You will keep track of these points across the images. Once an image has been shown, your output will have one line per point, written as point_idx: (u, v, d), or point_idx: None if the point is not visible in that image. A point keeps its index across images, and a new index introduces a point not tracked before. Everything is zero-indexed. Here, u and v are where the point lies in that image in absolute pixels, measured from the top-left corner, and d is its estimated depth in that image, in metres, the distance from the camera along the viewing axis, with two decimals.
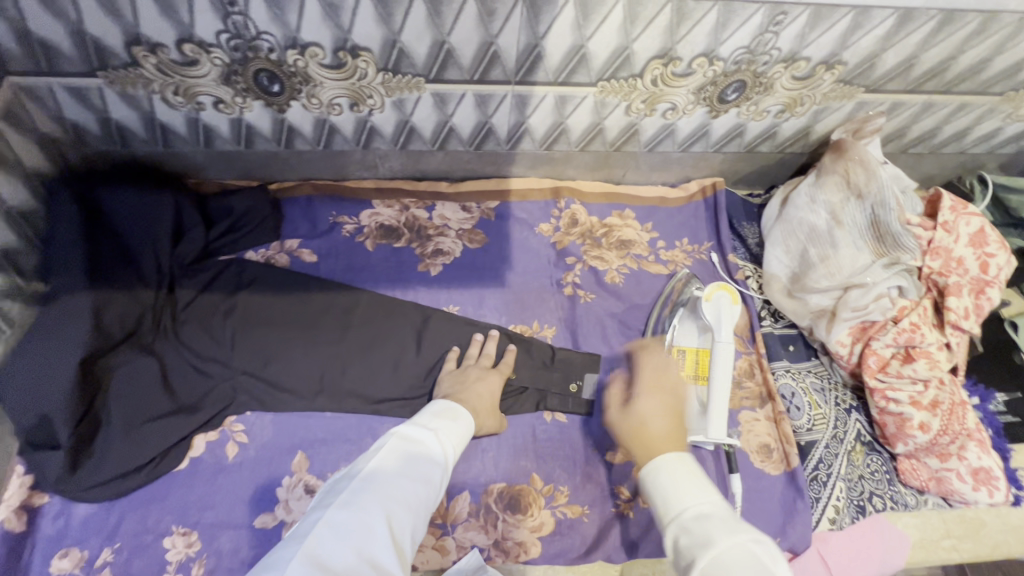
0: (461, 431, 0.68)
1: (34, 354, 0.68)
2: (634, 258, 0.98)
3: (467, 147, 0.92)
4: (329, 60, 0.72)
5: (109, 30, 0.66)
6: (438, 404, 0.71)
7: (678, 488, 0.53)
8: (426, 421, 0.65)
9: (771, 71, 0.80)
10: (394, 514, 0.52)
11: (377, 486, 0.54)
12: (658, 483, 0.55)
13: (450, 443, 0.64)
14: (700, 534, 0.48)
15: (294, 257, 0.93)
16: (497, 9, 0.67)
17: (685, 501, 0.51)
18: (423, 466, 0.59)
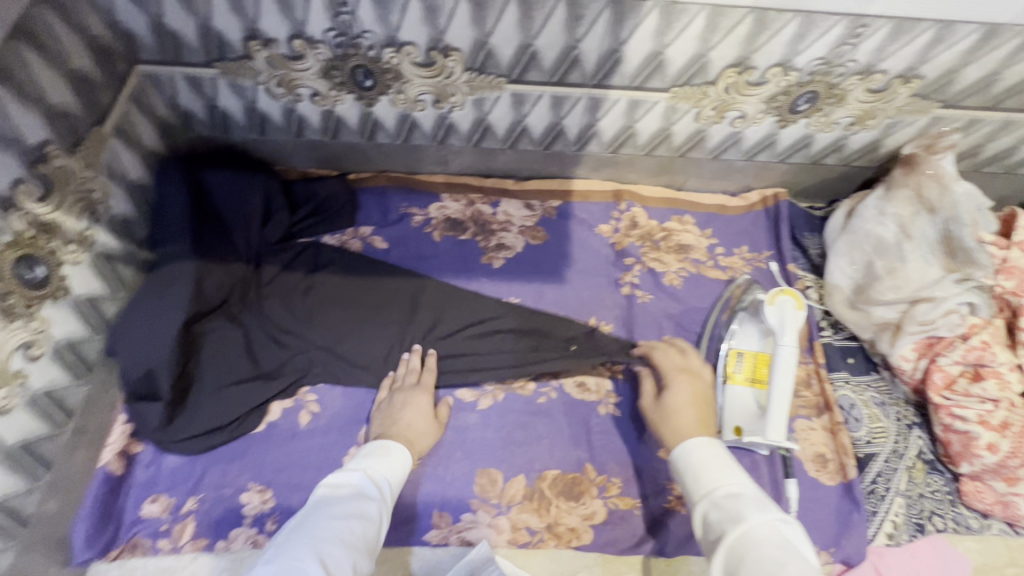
0: (394, 462, 0.71)
1: (143, 313, 0.75)
2: (692, 262, 1.00)
3: (536, 146, 0.96)
4: (421, 59, 0.78)
5: (232, 25, 0.73)
6: (369, 444, 0.74)
7: (707, 472, 0.63)
8: (353, 467, 0.69)
9: (845, 83, 0.81)
10: (323, 551, 0.55)
11: (303, 535, 0.57)
12: (688, 466, 0.65)
13: (380, 476, 0.68)
14: (729, 510, 0.57)
15: (366, 243, 0.99)
16: (584, 14, 0.71)
17: (711, 483, 0.61)
18: (350, 504, 0.63)
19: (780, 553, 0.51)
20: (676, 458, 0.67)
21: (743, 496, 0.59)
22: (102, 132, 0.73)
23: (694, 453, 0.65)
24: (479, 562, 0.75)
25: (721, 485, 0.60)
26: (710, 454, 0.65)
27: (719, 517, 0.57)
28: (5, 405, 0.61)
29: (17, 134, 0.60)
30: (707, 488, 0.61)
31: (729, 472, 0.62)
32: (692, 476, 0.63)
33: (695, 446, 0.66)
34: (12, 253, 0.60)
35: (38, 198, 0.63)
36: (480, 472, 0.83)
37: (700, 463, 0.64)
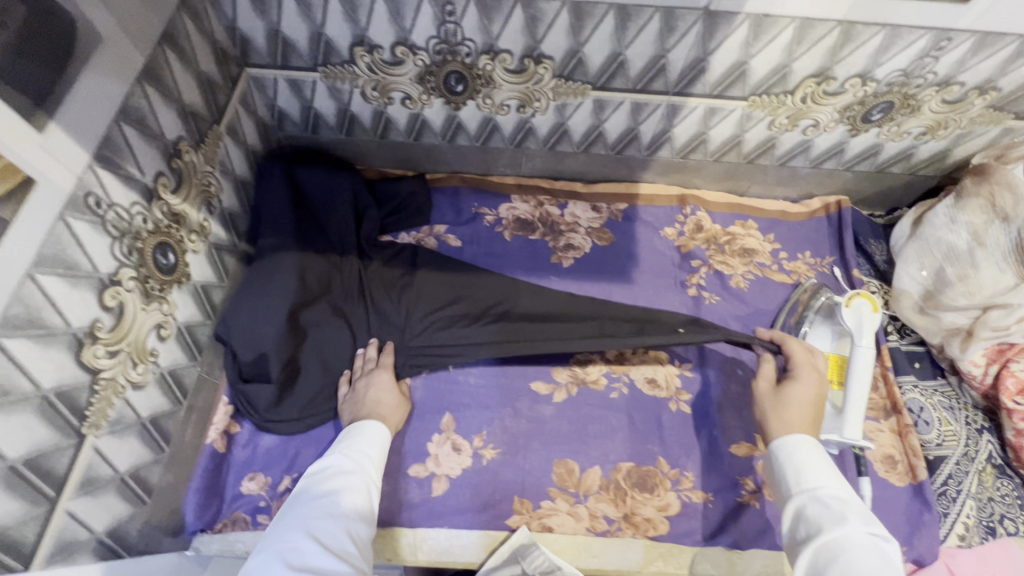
0: (371, 437, 0.75)
1: (254, 300, 0.79)
2: (758, 266, 1.02)
3: (609, 151, 1.00)
4: (514, 66, 0.82)
5: (342, 32, 0.77)
6: (345, 429, 0.77)
7: (809, 471, 0.66)
8: (331, 450, 0.72)
9: (922, 94, 0.84)
10: (312, 527, 0.60)
11: (291, 520, 0.61)
12: (794, 458, 0.69)
13: (358, 451, 0.72)
14: (832, 511, 0.61)
15: (441, 241, 1.03)
16: (677, 26, 0.74)
17: (813, 481, 0.65)
18: (332, 483, 0.67)
19: (879, 565, 0.55)
20: (774, 449, 0.71)
21: (845, 500, 0.62)
22: (218, 130, 0.78)
23: (796, 450, 0.69)
24: (524, 546, 0.79)
25: (823, 484, 0.64)
26: (814, 454, 0.68)
27: (819, 514, 0.62)
28: (141, 381, 0.65)
29: (160, 131, 0.65)
30: (810, 485, 0.65)
31: (831, 474, 0.66)
32: (794, 470, 0.67)
33: (799, 442, 0.69)
34: (152, 240, 0.65)
35: (172, 190, 0.68)
36: (557, 462, 0.86)
37: (804, 461, 0.68)
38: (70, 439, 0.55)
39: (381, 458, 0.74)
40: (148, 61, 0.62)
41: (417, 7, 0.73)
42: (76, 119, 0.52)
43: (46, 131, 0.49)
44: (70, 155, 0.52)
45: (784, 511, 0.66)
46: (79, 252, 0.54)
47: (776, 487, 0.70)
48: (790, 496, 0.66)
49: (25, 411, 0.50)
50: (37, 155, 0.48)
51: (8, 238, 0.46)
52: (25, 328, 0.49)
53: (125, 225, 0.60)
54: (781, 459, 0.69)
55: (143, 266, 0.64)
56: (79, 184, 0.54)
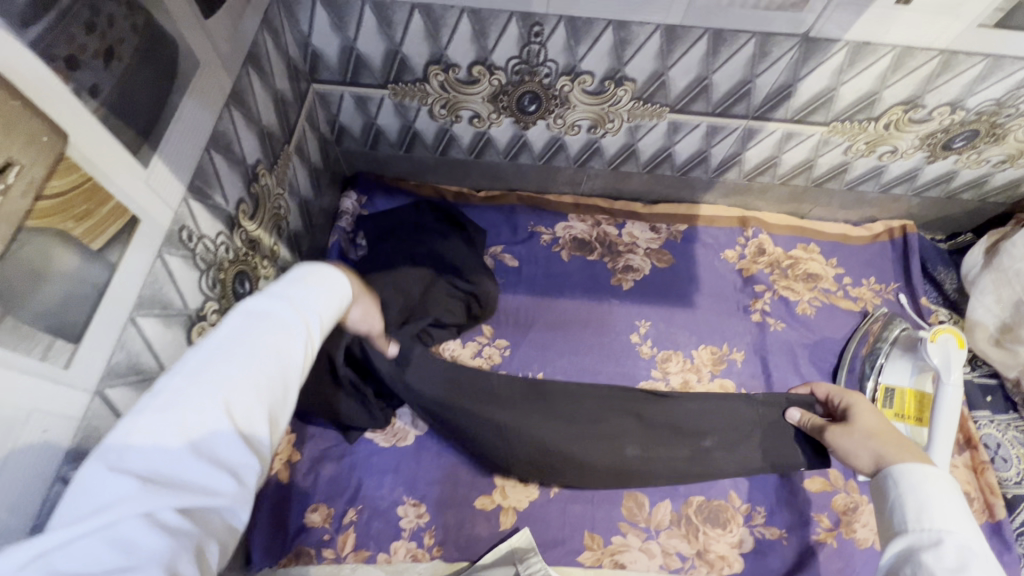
0: (338, 292, 0.49)
1: None
2: (823, 292, 0.99)
3: (675, 172, 0.97)
4: (593, 87, 0.79)
5: (420, 51, 0.74)
6: (299, 262, 0.50)
7: (940, 509, 0.46)
8: (281, 286, 0.45)
9: (1010, 123, 0.81)
10: (229, 398, 0.38)
11: (199, 375, 0.38)
12: (912, 492, 0.49)
13: (316, 305, 0.46)
14: (952, 564, 0.41)
15: (498, 260, 0.99)
16: (772, 51, 0.71)
17: (941, 523, 0.45)
18: (257, 347, 0.40)
19: None
20: (891, 475, 0.52)
21: (977, 554, 0.42)
22: (288, 150, 0.76)
23: (923, 480, 0.49)
24: (522, 550, 0.78)
25: (953, 532, 0.44)
26: (951, 495, 0.47)
27: (931, 564, 0.42)
28: None
29: (242, 155, 0.62)
30: (935, 526, 0.45)
31: (968, 522, 0.45)
32: (918, 505, 0.47)
33: (931, 478, 0.49)
34: (232, 270, 0.62)
35: (250, 217, 0.65)
36: (626, 495, 0.83)
37: (933, 498, 0.47)
38: None
39: (339, 313, 0.49)
40: (235, 84, 0.59)
41: (503, 27, 0.71)
42: (175, 149, 0.49)
43: (150, 165, 0.46)
44: (168, 188, 0.49)
45: (887, 547, 0.47)
46: (173, 290, 0.51)
47: (882, 523, 0.50)
48: (900, 535, 0.47)
49: None
50: (141, 192, 0.45)
51: (117, 282, 0.44)
52: (127, 376, 0.46)
53: (211, 257, 0.57)
54: (902, 489, 0.49)
55: (224, 298, 0.61)
56: (175, 219, 0.51)
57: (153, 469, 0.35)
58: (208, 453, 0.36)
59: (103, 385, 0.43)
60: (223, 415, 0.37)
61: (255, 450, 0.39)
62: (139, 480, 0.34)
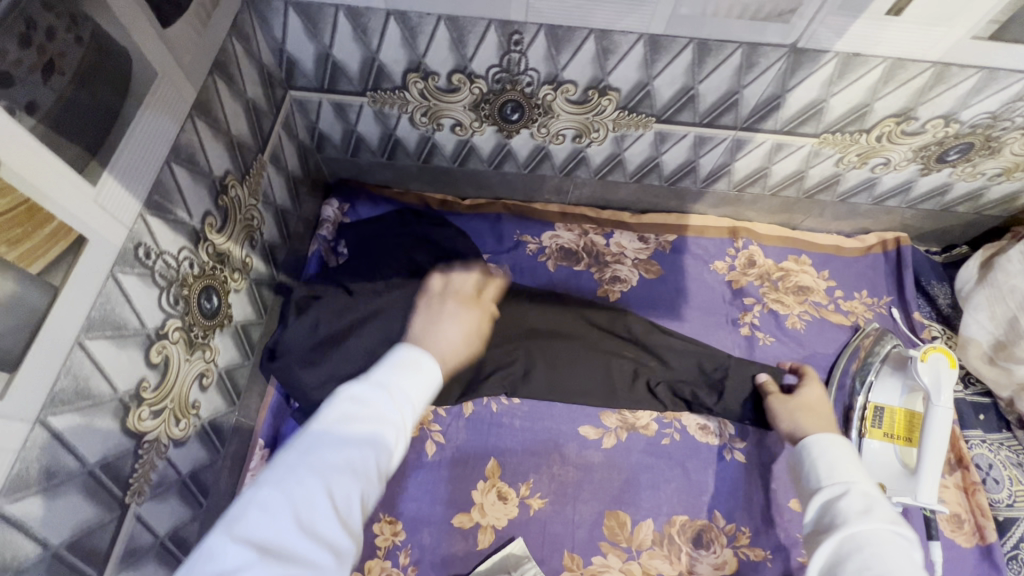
0: (430, 375, 0.51)
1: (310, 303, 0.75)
2: (814, 305, 0.97)
3: (663, 182, 0.95)
4: (576, 96, 0.77)
5: (398, 58, 0.72)
6: (396, 345, 0.52)
7: (840, 467, 0.62)
8: (381, 375, 0.49)
9: (1006, 136, 0.79)
10: (330, 483, 0.41)
11: (311, 457, 0.42)
12: (825, 458, 0.64)
13: (410, 394, 0.48)
14: (859, 504, 0.56)
15: None
16: (759, 62, 0.69)
17: (844, 477, 0.60)
18: (359, 438, 0.44)
19: (896, 558, 0.49)
20: (803, 446, 0.67)
21: (870, 493, 0.58)
22: (262, 159, 0.74)
23: (832, 448, 0.64)
24: (515, 557, 0.77)
25: (853, 481, 0.60)
26: (848, 457, 0.63)
27: (846, 506, 0.57)
28: (183, 436, 0.61)
29: (208, 167, 0.60)
30: (844, 480, 0.60)
31: (858, 472, 0.61)
32: (826, 464, 0.63)
33: (827, 441, 0.65)
34: (197, 285, 0.60)
35: (218, 230, 0.64)
36: (608, 513, 0.81)
37: (836, 458, 0.63)
38: (113, 511, 0.51)
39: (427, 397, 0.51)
40: (199, 94, 0.57)
41: (482, 36, 0.69)
42: (130, 165, 0.48)
43: (99, 183, 0.44)
44: (123, 206, 0.47)
45: (809, 504, 0.61)
46: (128, 310, 0.49)
47: (801, 487, 0.65)
48: (814, 491, 0.62)
49: (70, 490, 0.45)
50: (91, 213, 0.43)
51: (59, 306, 0.42)
52: (73, 402, 0.44)
53: (172, 273, 0.56)
54: (812, 453, 0.65)
55: (188, 314, 0.59)
56: (131, 236, 0.49)
57: (264, 539, 0.37)
58: (312, 534, 0.39)
59: (46, 414, 0.42)
60: (327, 495, 0.40)
61: (349, 535, 0.41)
62: (255, 553, 0.36)
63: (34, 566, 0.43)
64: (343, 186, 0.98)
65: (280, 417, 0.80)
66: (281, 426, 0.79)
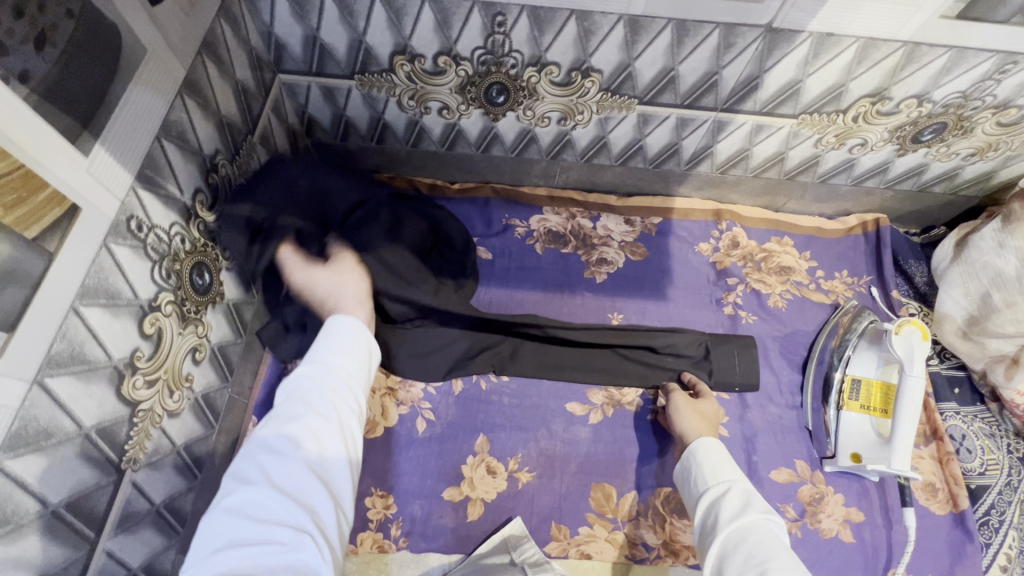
0: (355, 340, 0.63)
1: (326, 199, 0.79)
2: (795, 285, 1.00)
3: (647, 164, 0.97)
4: (560, 78, 0.78)
5: (384, 40, 0.74)
6: (321, 329, 0.64)
7: (722, 468, 0.69)
8: (313, 353, 0.61)
9: (977, 116, 0.82)
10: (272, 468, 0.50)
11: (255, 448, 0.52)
12: (707, 460, 0.71)
13: (335, 366, 0.59)
14: (738, 500, 0.63)
15: None
16: (736, 42, 0.71)
17: (726, 476, 0.67)
18: (296, 411, 0.54)
19: (773, 544, 0.56)
20: (690, 452, 0.73)
21: (747, 488, 0.65)
22: (252, 141, 0.75)
23: (714, 450, 0.72)
24: (514, 538, 0.78)
25: (734, 479, 0.67)
26: (726, 457, 0.71)
27: (727, 503, 0.63)
28: (177, 408, 0.62)
29: (198, 145, 0.62)
30: (725, 479, 0.67)
31: (734, 471, 0.69)
32: (710, 467, 0.69)
33: (710, 445, 0.72)
34: (189, 260, 0.62)
35: (209, 208, 0.65)
36: (595, 486, 0.84)
37: (719, 460, 0.70)
38: (110, 476, 0.53)
39: (360, 365, 0.62)
40: (189, 73, 0.59)
41: (466, 17, 0.70)
42: (121, 139, 0.49)
43: (91, 154, 0.46)
44: (114, 178, 0.49)
45: (697, 507, 0.67)
46: (122, 280, 0.51)
47: (687, 493, 0.72)
48: (701, 493, 0.68)
49: (68, 452, 0.47)
50: (83, 181, 0.45)
51: (53, 273, 0.43)
52: (69, 365, 0.46)
53: (164, 247, 0.57)
54: (698, 458, 0.71)
55: (181, 289, 0.61)
56: (122, 208, 0.50)
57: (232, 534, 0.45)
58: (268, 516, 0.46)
59: (42, 374, 0.43)
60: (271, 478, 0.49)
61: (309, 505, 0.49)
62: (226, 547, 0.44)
63: (32, 523, 0.44)
64: None
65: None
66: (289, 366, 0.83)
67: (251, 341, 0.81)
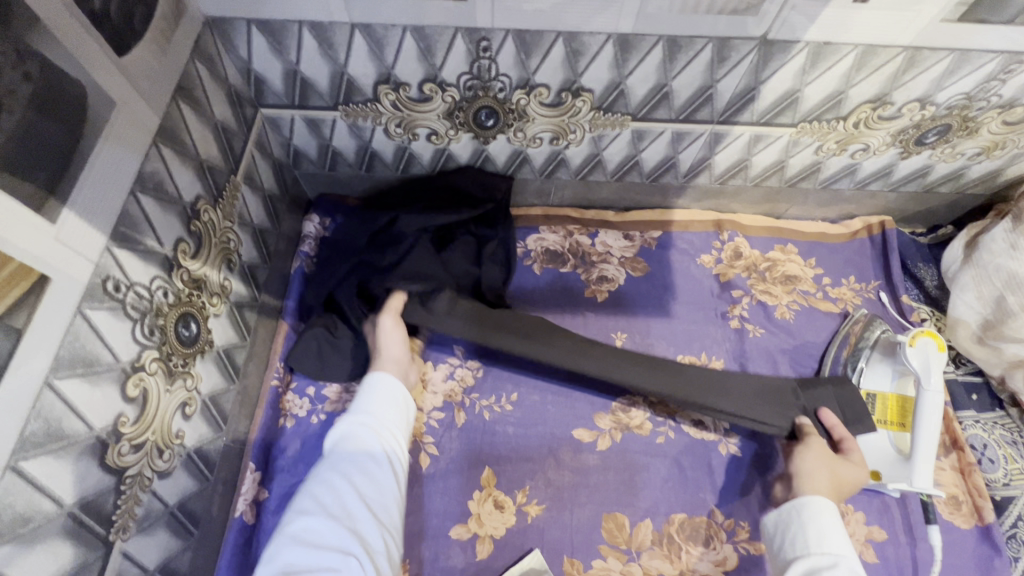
0: (393, 390, 0.71)
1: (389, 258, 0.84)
2: (802, 294, 0.97)
3: (644, 179, 0.94)
4: (550, 99, 0.76)
5: (366, 70, 0.71)
6: (365, 383, 0.72)
7: (829, 538, 0.63)
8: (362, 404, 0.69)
9: (983, 116, 0.79)
10: (325, 502, 0.58)
11: (314, 486, 0.60)
12: (813, 523, 0.65)
13: (378, 416, 0.67)
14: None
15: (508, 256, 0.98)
16: (730, 56, 0.69)
17: (832, 548, 0.62)
18: (350, 454, 0.63)
19: None
20: (798, 505, 0.68)
21: (855, 569, 0.59)
22: (235, 180, 0.73)
23: (823, 515, 0.66)
24: (535, 572, 0.76)
25: (841, 554, 0.61)
26: (834, 525, 0.65)
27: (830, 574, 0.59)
28: (168, 468, 0.60)
29: (177, 193, 0.59)
30: (830, 550, 0.62)
31: (844, 545, 0.63)
32: (816, 531, 0.64)
33: (823, 508, 0.66)
34: (174, 313, 0.59)
35: (192, 255, 0.63)
36: (606, 516, 0.81)
37: (828, 527, 0.64)
38: (97, 550, 0.50)
39: (402, 411, 0.70)
40: (164, 120, 0.57)
41: (449, 44, 0.68)
42: (91, 199, 0.47)
43: (59, 220, 0.44)
44: (85, 241, 0.46)
45: (790, 569, 0.62)
46: (99, 345, 0.48)
47: (779, 549, 0.67)
48: (798, 556, 0.63)
49: (48, 532, 0.45)
50: (50, 249, 0.43)
51: (23, 350, 0.41)
52: (44, 444, 0.44)
53: (145, 303, 0.55)
54: (804, 516, 0.66)
55: (165, 344, 0.58)
56: (98, 270, 0.48)
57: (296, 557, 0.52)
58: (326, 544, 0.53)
59: (15, 459, 0.41)
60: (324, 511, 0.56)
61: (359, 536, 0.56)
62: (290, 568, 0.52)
63: None
64: (322, 201, 0.97)
65: (284, 385, 0.83)
66: (287, 394, 0.83)
67: (245, 386, 0.79)
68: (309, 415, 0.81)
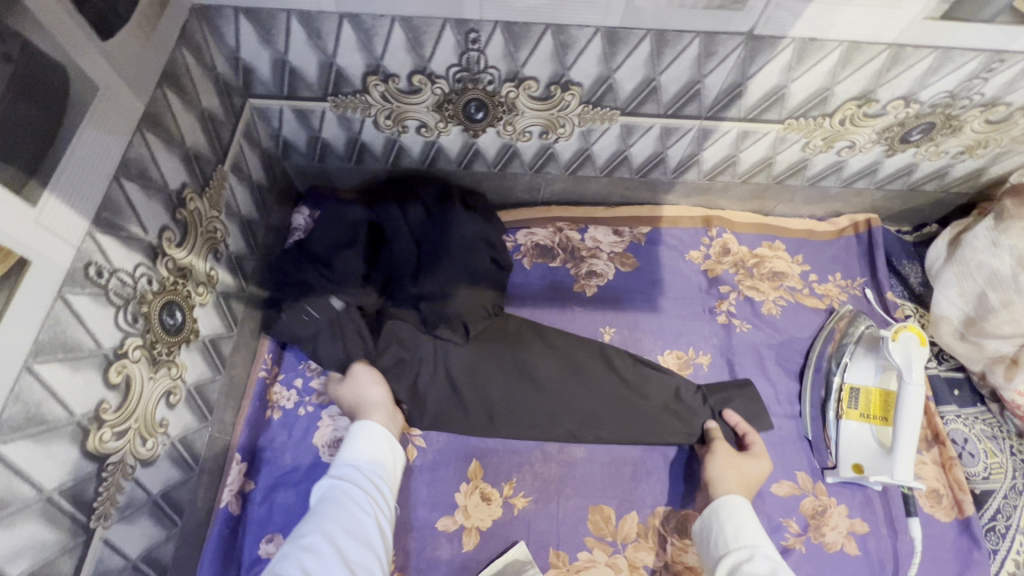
0: (379, 439, 0.73)
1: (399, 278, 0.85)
2: (789, 290, 0.98)
3: (633, 174, 0.95)
4: (539, 93, 0.76)
5: (355, 61, 0.71)
6: (352, 433, 0.74)
7: (743, 531, 0.70)
8: (351, 458, 0.71)
9: (965, 115, 0.80)
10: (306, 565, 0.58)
11: (296, 547, 0.60)
12: (730, 521, 0.71)
13: (364, 469, 0.70)
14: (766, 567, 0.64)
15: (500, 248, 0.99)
16: (717, 51, 0.69)
17: (747, 540, 0.68)
18: (338, 513, 0.64)
19: None
20: (715, 507, 0.73)
21: (770, 556, 0.66)
22: (223, 170, 0.73)
23: (737, 510, 0.72)
24: (519, 562, 0.77)
25: (755, 545, 0.68)
26: (746, 517, 0.71)
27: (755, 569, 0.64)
28: (151, 456, 0.60)
29: (163, 180, 0.59)
30: (748, 543, 0.68)
31: (758, 535, 0.70)
32: (732, 528, 0.70)
33: (736, 505, 0.72)
34: (158, 301, 0.59)
35: (177, 244, 0.63)
36: (592, 508, 0.81)
37: (742, 522, 0.71)
38: (78, 537, 0.50)
39: (390, 467, 0.73)
40: (149, 106, 0.56)
41: (438, 35, 0.68)
42: (73, 184, 0.47)
43: (39, 203, 0.43)
44: (68, 225, 0.46)
45: (717, 567, 0.67)
46: (82, 330, 0.48)
47: (704, 548, 0.72)
48: (720, 554, 0.69)
49: (27, 517, 0.45)
50: (29, 231, 0.42)
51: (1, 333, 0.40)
52: (25, 428, 0.44)
53: (129, 290, 0.54)
54: (721, 516, 0.72)
55: (150, 331, 0.58)
56: (80, 255, 0.48)
57: None
58: None
59: None
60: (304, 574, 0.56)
61: None
62: None
63: None
64: (312, 193, 0.97)
65: (272, 376, 0.83)
66: (275, 385, 0.83)
67: (231, 376, 0.79)
68: (297, 407, 0.81)
